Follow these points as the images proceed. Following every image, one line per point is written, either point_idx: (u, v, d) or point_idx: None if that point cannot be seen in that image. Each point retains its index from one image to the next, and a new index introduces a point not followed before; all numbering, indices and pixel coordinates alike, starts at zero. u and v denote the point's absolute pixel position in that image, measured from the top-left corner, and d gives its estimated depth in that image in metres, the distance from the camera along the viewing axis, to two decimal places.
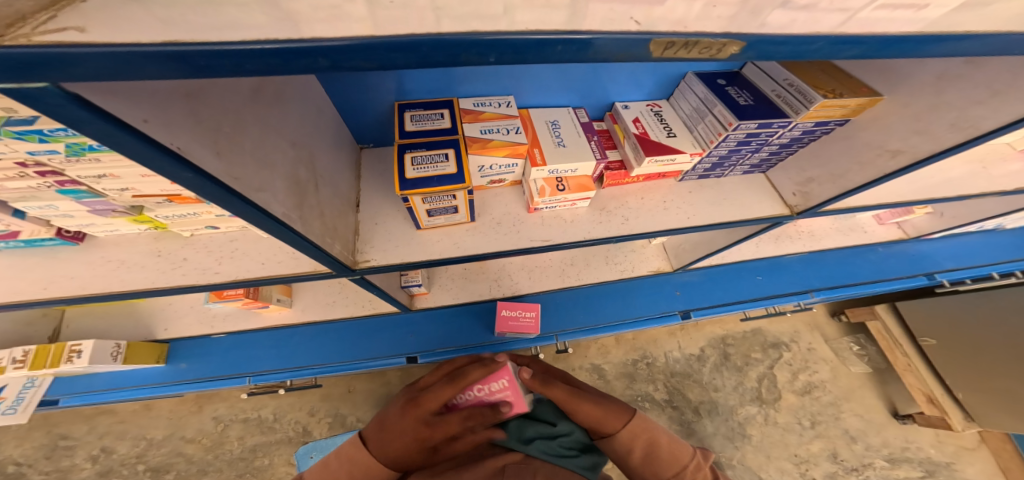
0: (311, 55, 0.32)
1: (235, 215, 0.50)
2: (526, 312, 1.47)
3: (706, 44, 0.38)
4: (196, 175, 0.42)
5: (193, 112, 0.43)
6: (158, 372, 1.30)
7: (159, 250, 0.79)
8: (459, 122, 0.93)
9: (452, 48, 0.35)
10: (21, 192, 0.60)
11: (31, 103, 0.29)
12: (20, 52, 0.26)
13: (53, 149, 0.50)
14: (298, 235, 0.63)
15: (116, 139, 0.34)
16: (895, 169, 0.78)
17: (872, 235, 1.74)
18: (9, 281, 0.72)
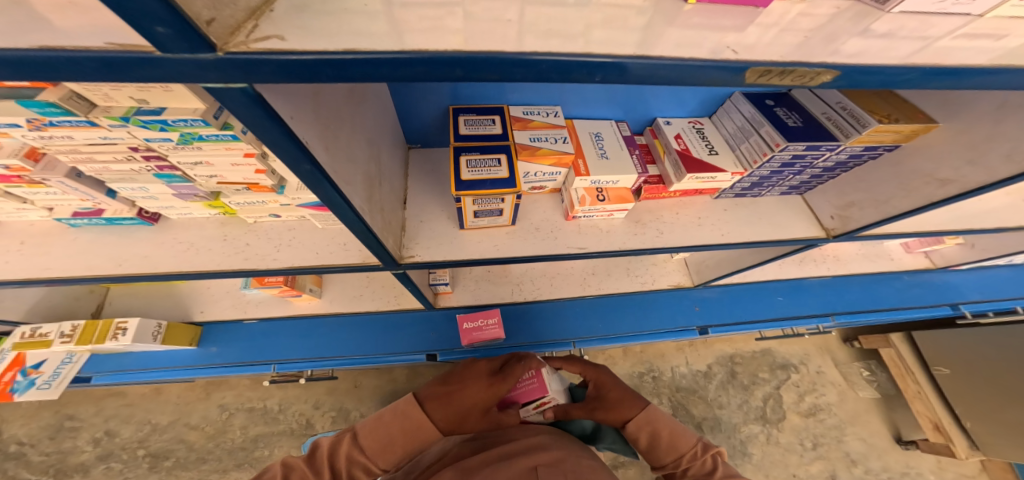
0: (451, 65, 0.36)
1: (327, 206, 0.54)
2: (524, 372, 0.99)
3: (800, 74, 0.42)
4: (314, 168, 0.45)
5: (315, 110, 0.47)
6: (188, 355, 1.32)
7: (224, 235, 0.83)
8: (510, 129, 0.97)
9: (566, 66, 0.39)
10: (121, 173, 0.65)
11: (224, 100, 0.33)
12: (239, 57, 0.29)
13: (168, 137, 0.54)
14: (364, 228, 0.66)
15: (271, 133, 0.38)
16: (944, 197, 0.82)
17: (884, 262, 1.80)
18: (82, 256, 0.75)
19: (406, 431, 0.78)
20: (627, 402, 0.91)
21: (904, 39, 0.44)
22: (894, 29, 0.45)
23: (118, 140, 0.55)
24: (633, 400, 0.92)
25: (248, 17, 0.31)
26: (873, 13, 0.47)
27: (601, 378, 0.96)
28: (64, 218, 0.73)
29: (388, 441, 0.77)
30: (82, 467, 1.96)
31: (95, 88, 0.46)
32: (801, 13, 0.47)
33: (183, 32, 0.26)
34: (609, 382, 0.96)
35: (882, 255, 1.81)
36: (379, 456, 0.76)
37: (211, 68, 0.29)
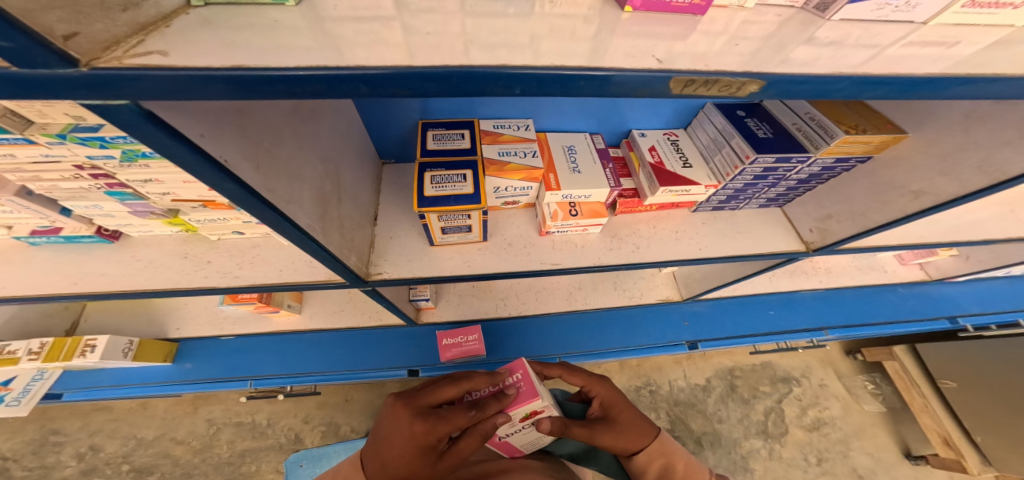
0: (353, 82, 0.35)
1: (265, 224, 0.53)
2: (507, 376, 0.77)
3: (727, 83, 0.41)
4: (237, 186, 0.45)
5: (240, 127, 0.46)
6: (164, 371, 1.30)
7: (185, 252, 0.82)
8: (479, 143, 0.97)
9: (481, 79, 0.38)
10: (72, 191, 0.65)
11: (110, 117, 0.32)
12: (103, 73, 0.28)
13: (111, 154, 0.55)
14: (318, 244, 0.65)
15: (175, 151, 0.37)
16: (919, 210, 0.80)
17: (877, 274, 1.75)
18: (44, 275, 0.75)
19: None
20: (638, 428, 0.80)
21: (845, 49, 0.44)
22: (835, 40, 0.46)
23: (61, 158, 0.56)
24: (645, 427, 0.81)
25: (134, 33, 0.32)
26: (814, 20, 0.49)
27: (612, 396, 0.84)
28: (21, 236, 0.73)
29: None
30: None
31: (29, 106, 0.44)
32: (736, 28, 0.47)
33: (34, 45, 0.25)
34: (619, 403, 0.83)
35: (876, 267, 1.76)
36: None
37: (83, 86, 0.29)
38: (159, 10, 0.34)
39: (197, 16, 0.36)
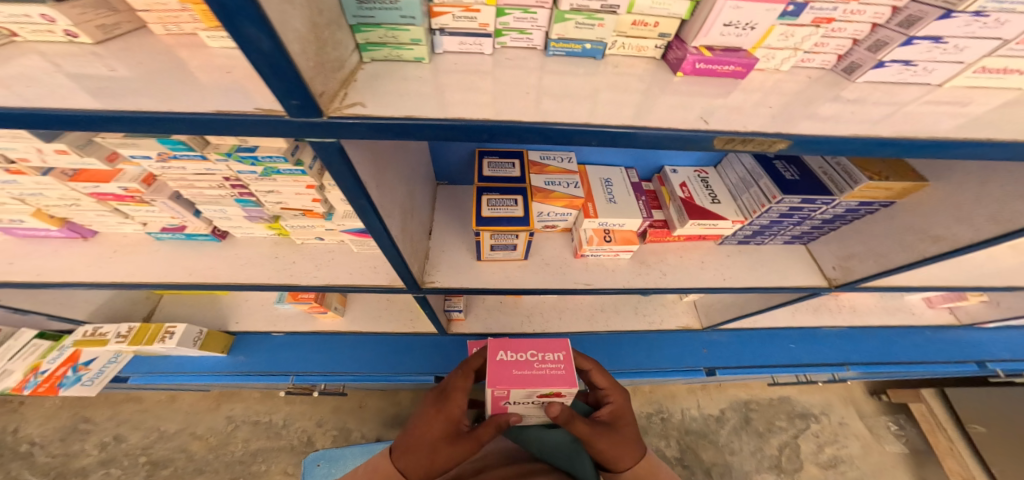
0: (479, 132, 0.50)
1: (370, 231, 0.69)
2: (546, 352, 0.76)
3: (759, 141, 0.52)
4: (366, 202, 0.62)
5: (371, 160, 0.64)
6: (217, 362, 1.41)
7: (275, 253, 0.95)
8: (528, 173, 1.09)
9: (569, 132, 0.50)
10: (208, 197, 0.78)
11: (320, 148, 0.50)
12: (333, 120, 0.46)
13: (255, 170, 0.68)
14: (399, 253, 0.79)
15: (342, 170, 0.55)
16: (938, 253, 0.88)
17: (904, 316, 1.75)
18: (160, 265, 0.88)
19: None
20: (636, 446, 0.84)
21: (865, 110, 0.55)
22: (856, 100, 0.57)
23: (216, 171, 0.70)
24: (640, 448, 0.84)
25: (341, 89, 0.51)
26: (841, 81, 0.61)
27: (622, 408, 0.89)
28: (153, 232, 0.87)
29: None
30: (82, 471, 1.99)
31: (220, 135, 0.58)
32: (771, 90, 0.59)
33: (309, 102, 0.43)
34: (625, 418, 0.87)
35: (902, 309, 1.76)
36: None
37: (317, 128, 0.47)
38: (341, 78, 0.52)
39: (368, 71, 0.55)
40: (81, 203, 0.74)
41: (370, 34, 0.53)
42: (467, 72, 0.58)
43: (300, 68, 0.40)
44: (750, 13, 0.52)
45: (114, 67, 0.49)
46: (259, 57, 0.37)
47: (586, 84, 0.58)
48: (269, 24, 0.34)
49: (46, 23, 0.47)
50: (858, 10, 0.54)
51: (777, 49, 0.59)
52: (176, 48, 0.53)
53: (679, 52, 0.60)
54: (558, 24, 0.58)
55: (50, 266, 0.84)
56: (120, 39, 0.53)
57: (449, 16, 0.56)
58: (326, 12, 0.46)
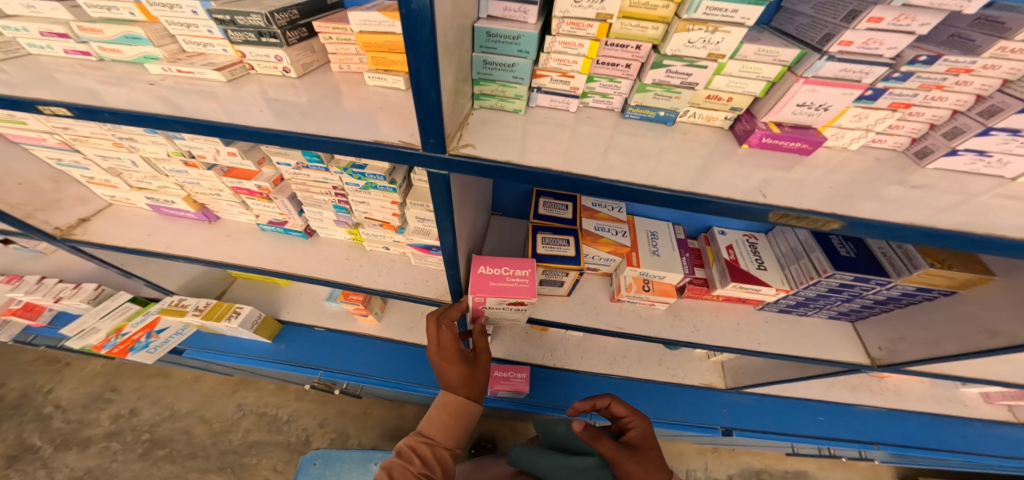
0: (560, 180, 0.56)
1: (444, 252, 0.75)
2: (516, 268, 0.88)
3: (813, 219, 0.57)
4: (451, 225, 0.68)
5: (461, 191, 0.72)
6: (261, 346, 1.51)
7: (348, 255, 1.07)
8: (580, 217, 1.17)
9: (638, 193, 0.57)
10: (313, 201, 0.91)
11: (430, 179, 0.58)
12: (452, 157, 0.54)
13: (359, 183, 0.80)
14: (456, 275, 0.84)
15: (439, 200, 0.62)
16: (989, 348, 0.89)
17: (954, 407, 1.61)
18: (258, 253, 1.03)
19: (457, 411, 0.86)
20: (661, 468, 0.82)
21: (925, 198, 0.61)
22: (919, 187, 0.64)
23: (330, 181, 0.83)
24: (666, 470, 0.83)
25: (458, 131, 0.58)
26: (911, 165, 0.70)
27: (646, 433, 0.88)
28: (263, 223, 1.02)
29: (448, 425, 0.85)
30: (86, 442, 2.03)
31: None
32: (831, 169, 0.67)
33: (441, 140, 0.51)
34: (649, 442, 0.86)
35: (954, 400, 1.62)
36: (446, 437, 0.84)
37: (436, 161, 0.55)
38: (458, 122, 0.59)
39: (476, 117, 0.63)
40: (223, 194, 0.93)
41: (485, 87, 0.62)
42: (553, 126, 0.65)
43: (443, 113, 0.48)
44: (825, 95, 0.60)
45: (302, 96, 0.64)
46: (421, 102, 0.46)
47: (653, 145, 0.66)
48: (437, 80, 0.43)
49: (274, 61, 0.66)
50: (941, 96, 0.61)
51: (848, 130, 0.68)
52: (344, 84, 0.68)
53: (748, 126, 0.67)
54: (637, 93, 0.64)
55: (177, 242, 1.01)
56: (312, 74, 0.70)
57: (547, 78, 0.63)
58: (462, 71, 0.55)
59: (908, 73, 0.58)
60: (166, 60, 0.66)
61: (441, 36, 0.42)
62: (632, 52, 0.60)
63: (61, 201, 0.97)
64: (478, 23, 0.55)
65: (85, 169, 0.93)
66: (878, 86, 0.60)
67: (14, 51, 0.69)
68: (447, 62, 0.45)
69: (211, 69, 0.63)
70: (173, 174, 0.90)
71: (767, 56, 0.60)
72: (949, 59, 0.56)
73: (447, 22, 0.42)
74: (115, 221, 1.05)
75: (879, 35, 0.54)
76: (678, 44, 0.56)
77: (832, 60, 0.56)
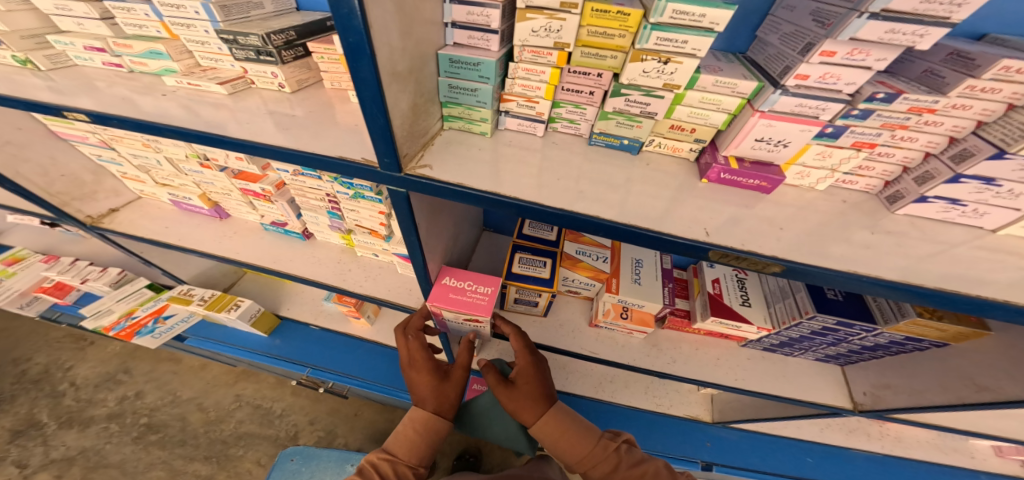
0: (507, 206, 0.58)
1: (413, 262, 0.79)
2: (479, 286, 0.92)
3: (753, 261, 0.53)
4: (417, 239, 0.72)
5: (432, 206, 0.75)
6: (257, 340, 1.57)
7: (340, 259, 1.13)
8: (562, 238, 1.11)
9: (583, 222, 0.57)
10: (310, 206, 0.98)
11: (392, 198, 0.62)
12: (408, 177, 0.57)
13: (349, 191, 0.86)
14: (428, 285, 0.88)
15: (403, 215, 0.66)
16: (977, 401, 0.80)
17: (961, 459, 1.51)
18: (258, 251, 1.10)
19: (421, 428, 0.86)
20: (535, 398, 0.88)
21: (905, 245, 0.56)
22: (895, 233, 0.58)
23: (324, 188, 0.89)
24: (541, 400, 0.88)
25: (420, 151, 0.61)
26: (881, 210, 0.62)
27: (526, 368, 0.90)
28: (266, 223, 1.09)
29: (412, 442, 0.86)
30: (87, 421, 2.13)
31: None
32: (815, 208, 0.62)
33: (395, 161, 0.54)
34: (532, 375, 0.90)
35: (960, 451, 1.53)
36: (409, 454, 0.85)
37: (395, 180, 0.58)
38: (422, 143, 0.62)
39: (444, 137, 0.66)
40: (233, 194, 1.00)
41: (453, 110, 0.65)
42: (519, 149, 0.68)
43: (397, 136, 0.52)
44: (783, 131, 0.56)
45: (296, 109, 0.72)
46: (373, 127, 0.49)
47: (623, 174, 0.65)
48: (384, 106, 0.47)
49: (270, 77, 0.73)
50: (909, 136, 0.55)
51: (812, 168, 0.62)
52: (336, 99, 0.76)
53: (709, 158, 0.64)
54: (601, 121, 0.65)
55: (189, 236, 1.09)
56: (306, 89, 0.78)
57: (514, 103, 0.66)
58: (425, 95, 0.58)
59: (867, 110, 0.53)
60: (182, 73, 0.74)
61: (387, 65, 0.45)
62: (595, 80, 0.61)
63: (98, 193, 1.06)
64: (443, 50, 0.59)
65: (120, 165, 1.01)
66: (836, 123, 0.55)
67: (63, 62, 0.81)
68: (398, 88, 0.49)
69: (214, 84, 0.71)
70: (191, 174, 0.96)
71: (725, 88, 0.57)
72: (910, 97, 0.50)
73: (396, 52, 0.47)
74: (140, 214, 1.13)
75: (834, 70, 0.50)
76: (634, 73, 0.57)
77: (786, 94, 0.52)
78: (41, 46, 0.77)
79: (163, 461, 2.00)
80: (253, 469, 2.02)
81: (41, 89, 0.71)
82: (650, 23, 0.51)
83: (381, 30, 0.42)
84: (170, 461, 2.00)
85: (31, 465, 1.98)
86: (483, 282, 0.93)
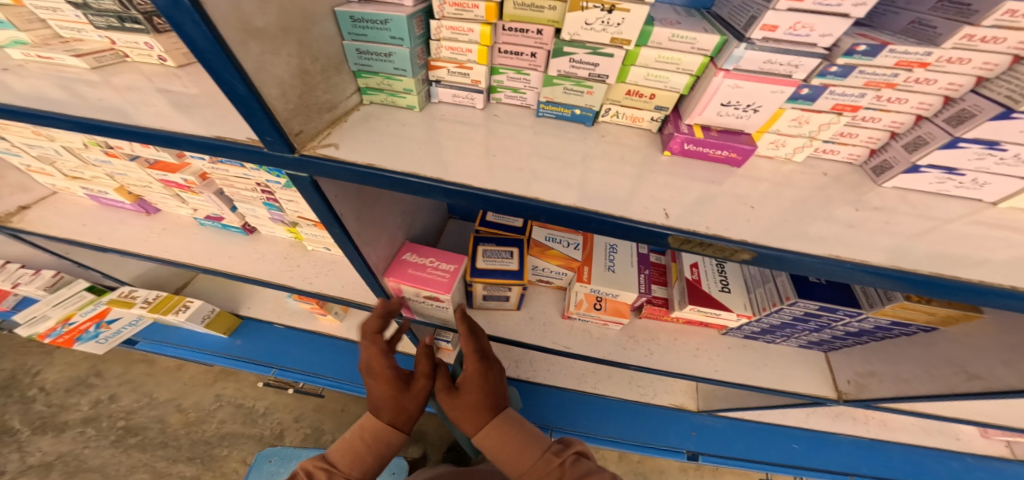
0: (429, 189, 0.48)
1: (346, 256, 0.70)
2: (443, 262, 0.88)
3: (720, 248, 0.45)
4: (342, 231, 0.63)
5: (360, 194, 0.66)
6: (218, 342, 1.49)
7: (288, 254, 1.04)
8: (530, 224, 1.02)
9: (518, 207, 0.48)
10: (243, 198, 0.89)
11: (298, 186, 0.53)
12: (305, 159, 0.47)
13: (279, 180, 0.77)
14: (376, 279, 0.81)
15: (315, 204, 0.56)
16: (966, 390, 0.74)
17: (947, 441, 1.52)
18: (196, 249, 1.00)
19: (367, 438, 0.79)
20: (478, 406, 0.81)
21: (892, 223, 0.48)
22: (883, 210, 0.50)
23: (251, 177, 0.80)
24: (484, 408, 0.81)
25: (327, 128, 0.52)
26: (867, 183, 0.54)
27: (471, 375, 0.82)
28: (200, 218, 1.00)
29: (355, 451, 0.79)
30: (62, 426, 2.05)
31: None
32: (795, 183, 0.53)
33: (281, 140, 0.44)
34: (478, 380, 0.82)
35: (947, 433, 1.53)
36: (351, 468, 0.77)
37: (290, 164, 0.48)
38: (329, 120, 0.52)
39: (362, 113, 0.57)
40: (154, 187, 0.89)
41: (370, 80, 0.55)
42: (451, 123, 0.58)
43: (277, 111, 0.42)
44: (753, 94, 0.47)
45: (191, 85, 0.61)
46: (236, 99, 0.39)
47: (572, 150, 0.56)
48: (242, 72, 0.36)
49: (146, 49, 0.63)
50: (896, 97, 0.47)
51: (788, 137, 0.53)
52: None
53: (670, 128, 0.54)
54: (546, 87, 0.55)
55: (115, 235, 0.99)
56: (197, 63, 0.67)
57: (444, 70, 0.56)
58: (321, 58, 0.48)
59: (848, 66, 0.44)
60: (33, 45, 0.64)
61: (237, 16, 0.35)
62: (535, 37, 0.51)
63: (1, 188, 0.94)
64: (340, 7, 0.49)
65: (20, 156, 0.88)
66: (813, 83, 0.46)
67: None
68: (262, 50, 0.38)
69: (65, 55, 0.60)
70: (101, 165, 0.85)
71: (684, 43, 0.47)
72: (897, 50, 0.42)
73: (246, 2, 0.35)
74: (54, 211, 1.02)
75: (806, 18, 0.41)
76: (575, 26, 0.47)
77: (752, 49, 0.43)
78: None
79: (145, 464, 1.94)
80: (236, 469, 1.97)
81: None
82: None
83: None
84: (152, 464, 1.94)
85: (10, 471, 1.93)
86: (449, 259, 0.89)
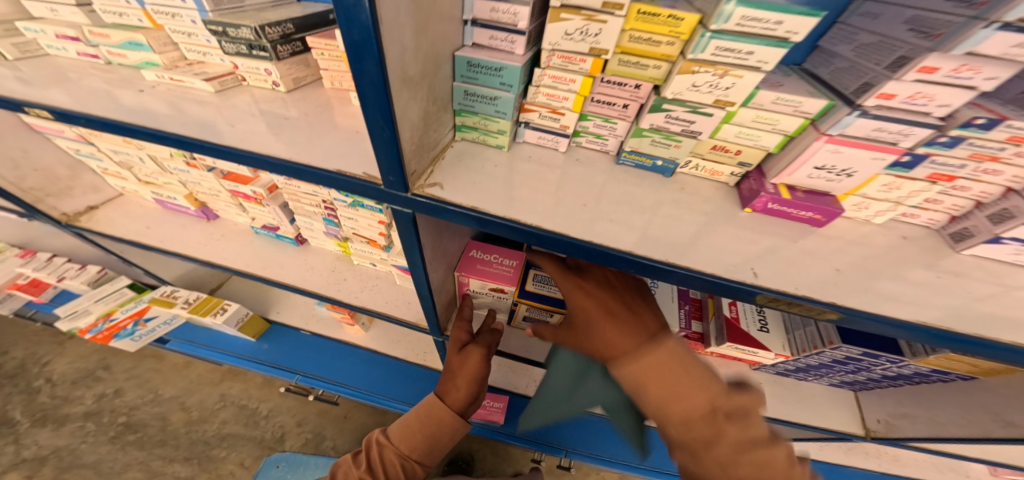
0: (530, 235, 0.51)
1: (415, 279, 0.73)
2: (505, 258, 0.95)
3: (807, 307, 0.48)
4: (421, 261, 0.67)
5: (438, 226, 0.70)
6: (243, 343, 1.50)
7: (335, 266, 1.07)
8: None
9: (607, 256, 0.50)
10: (304, 212, 0.92)
11: (397, 219, 0.58)
12: (418, 199, 0.51)
13: (345, 199, 0.78)
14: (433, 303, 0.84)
15: (408, 235, 0.61)
16: (1004, 438, 0.76)
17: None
18: (246, 256, 1.03)
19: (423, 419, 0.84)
20: None
21: (964, 285, 0.50)
22: (954, 273, 0.52)
23: (318, 193, 0.82)
24: None
25: (430, 167, 0.56)
26: (943, 248, 0.56)
27: None
28: (256, 227, 1.03)
29: (411, 432, 0.84)
30: (63, 419, 2.04)
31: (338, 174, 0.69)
32: (871, 242, 0.56)
33: (400, 181, 0.49)
34: None
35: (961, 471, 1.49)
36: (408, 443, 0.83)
37: (398, 200, 0.53)
38: (430, 160, 0.56)
39: (456, 150, 0.61)
40: (221, 195, 0.94)
41: (467, 119, 0.60)
42: (538, 165, 0.61)
43: (405, 150, 0.46)
44: (853, 158, 0.50)
45: (291, 110, 0.66)
46: (379, 139, 0.44)
47: (650, 196, 0.59)
48: (391, 115, 0.41)
49: (265, 75, 0.68)
50: (995, 170, 0.47)
51: (874, 200, 0.56)
52: (335, 100, 0.70)
53: (754, 185, 0.58)
54: (634, 138, 0.59)
55: (173, 237, 1.02)
56: (302, 88, 0.72)
57: (535, 113, 0.61)
58: (438, 101, 0.53)
59: (959, 137, 0.46)
60: (162, 66, 0.70)
61: (398, 68, 0.40)
62: (632, 91, 0.56)
63: (75, 188, 0.99)
64: (460, 52, 0.54)
65: (100, 160, 0.94)
66: (918, 151, 0.48)
67: (34, 51, 0.75)
68: (407, 96, 0.44)
69: (198, 80, 0.65)
70: (177, 173, 0.90)
71: (787, 106, 0.50)
72: (1014, 125, 0.43)
73: (407, 54, 0.41)
74: (121, 211, 1.07)
75: (930, 89, 0.43)
76: (681, 86, 0.51)
77: (864, 117, 0.46)
78: (10, 33, 0.72)
79: (140, 462, 1.92)
80: (232, 471, 1.95)
81: (6, 80, 0.66)
82: (710, 30, 0.44)
83: (393, 30, 0.37)
84: (147, 462, 1.91)
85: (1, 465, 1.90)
86: (510, 254, 0.96)
